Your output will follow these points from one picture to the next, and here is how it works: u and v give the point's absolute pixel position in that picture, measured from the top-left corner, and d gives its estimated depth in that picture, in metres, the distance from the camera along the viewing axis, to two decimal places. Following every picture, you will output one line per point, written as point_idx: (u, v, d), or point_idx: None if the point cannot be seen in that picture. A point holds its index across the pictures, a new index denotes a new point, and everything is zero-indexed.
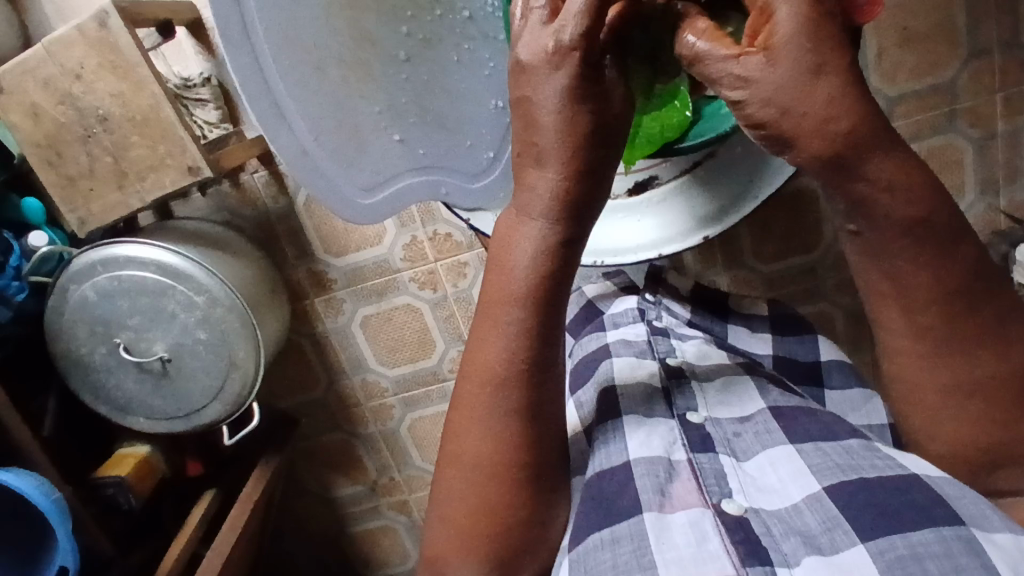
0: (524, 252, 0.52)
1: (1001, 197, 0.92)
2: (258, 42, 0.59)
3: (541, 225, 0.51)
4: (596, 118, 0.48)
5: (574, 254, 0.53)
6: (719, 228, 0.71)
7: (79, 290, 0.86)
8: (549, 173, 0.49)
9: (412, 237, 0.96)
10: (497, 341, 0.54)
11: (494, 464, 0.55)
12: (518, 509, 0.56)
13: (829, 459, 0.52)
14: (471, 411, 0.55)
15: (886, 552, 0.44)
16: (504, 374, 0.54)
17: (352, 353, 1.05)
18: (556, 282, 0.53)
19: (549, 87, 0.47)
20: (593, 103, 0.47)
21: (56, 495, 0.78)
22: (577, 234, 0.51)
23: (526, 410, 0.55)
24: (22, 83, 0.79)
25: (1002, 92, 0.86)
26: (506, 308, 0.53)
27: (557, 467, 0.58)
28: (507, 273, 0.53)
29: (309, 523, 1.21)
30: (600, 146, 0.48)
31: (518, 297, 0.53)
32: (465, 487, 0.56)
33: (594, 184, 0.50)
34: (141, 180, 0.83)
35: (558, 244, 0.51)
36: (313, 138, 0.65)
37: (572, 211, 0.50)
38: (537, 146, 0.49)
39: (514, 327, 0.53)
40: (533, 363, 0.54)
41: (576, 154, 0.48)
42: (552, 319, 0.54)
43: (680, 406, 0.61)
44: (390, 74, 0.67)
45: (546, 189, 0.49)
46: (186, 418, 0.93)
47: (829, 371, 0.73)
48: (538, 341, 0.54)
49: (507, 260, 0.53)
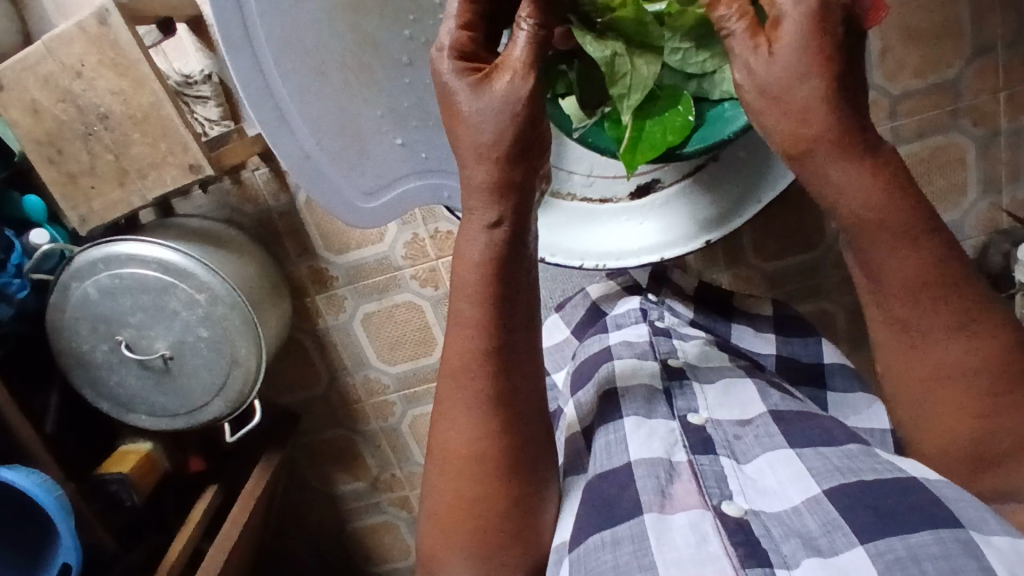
0: (471, 245, 0.54)
1: (1003, 196, 0.92)
2: (259, 48, 0.62)
3: (482, 217, 0.54)
4: (482, 101, 0.51)
5: (515, 236, 0.54)
6: (720, 232, 0.71)
7: (81, 287, 0.86)
8: (479, 169, 0.53)
9: (413, 235, 0.96)
10: (455, 333, 0.55)
11: (466, 457, 0.55)
12: (498, 501, 0.55)
13: (829, 462, 0.52)
14: (446, 406, 0.56)
15: (886, 553, 0.44)
16: (467, 363, 0.55)
17: (353, 350, 1.05)
18: (501, 266, 0.54)
19: (455, 87, 0.52)
20: (481, 88, 0.51)
21: (59, 493, 0.79)
22: (515, 213, 0.54)
23: (488, 399, 0.55)
24: (22, 80, 0.79)
25: (1006, 91, 0.86)
26: (459, 300, 0.55)
27: (541, 461, 0.57)
28: (461, 268, 0.55)
29: (310, 518, 1.22)
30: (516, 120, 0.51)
31: (466, 285, 0.55)
32: (444, 481, 0.56)
33: (519, 164, 0.53)
34: (142, 179, 0.83)
35: (500, 232, 0.54)
36: (314, 142, 0.67)
37: (500, 193, 0.53)
38: (462, 137, 0.53)
39: (474, 318, 0.54)
40: (495, 351, 0.55)
41: (489, 141, 0.52)
42: (509, 305, 0.55)
43: (681, 406, 0.62)
44: (392, 79, 0.66)
45: (471, 178, 0.53)
46: (187, 416, 0.93)
47: (832, 375, 0.73)
48: (494, 329, 0.54)
49: (460, 255, 0.55)
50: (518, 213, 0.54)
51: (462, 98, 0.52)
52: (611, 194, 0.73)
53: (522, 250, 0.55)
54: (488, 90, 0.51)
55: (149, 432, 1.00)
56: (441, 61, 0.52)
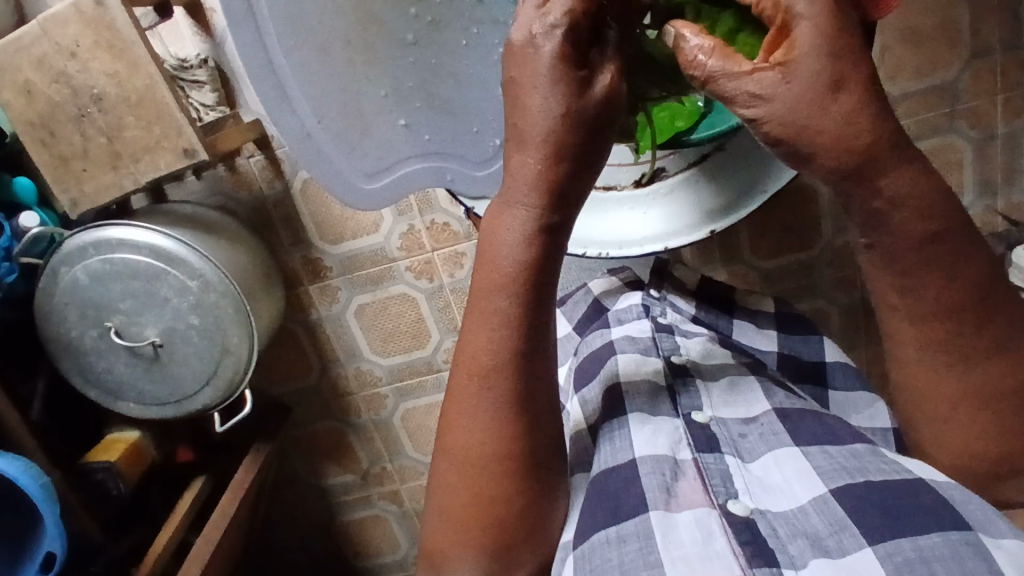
0: (510, 242, 0.51)
1: (999, 198, 0.92)
2: (262, 23, 0.61)
3: (526, 213, 0.50)
4: (573, 102, 0.46)
5: (557, 239, 0.52)
6: (725, 222, 0.70)
7: (70, 271, 0.85)
8: (533, 163, 0.48)
9: (409, 226, 0.95)
10: (483, 331, 0.54)
11: (486, 456, 0.55)
12: (513, 499, 0.55)
13: (835, 461, 0.52)
14: (463, 402, 0.55)
15: (894, 554, 0.44)
16: (493, 362, 0.53)
17: (346, 341, 1.04)
18: (540, 268, 0.52)
19: (546, 78, 0.46)
20: (586, 93, 0.47)
21: (46, 480, 0.77)
22: (563, 216, 0.51)
23: (512, 399, 0.54)
24: (15, 60, 0.78)
25: (1004, 93, 0.86)
26: (492, 298, 0.53)
27: (552, 456, 0.57)
28: (493, 263, 0.52)
29: (299, 511, 1.21)
30: (591, 125, 0.47)
31: (503, 286, 0.52)
32: (458, 479, 0.56)
33: (578, 166, 0.49)
34: (136, 163, 0.82)
35: (543, 232, 0.51)
36: (315, 120, 0.66)
37: (553, 196, 0.49)
38: (521, 129, 0.48)
39: (502, 316, 0.53)
40: (522, 350, 0.54)
41: (555, 141, 0.47)
42: (537, 302, 0.53)
43: (685, 403, 0.61)
44: (395, 58, 0.66)
45: (525, 177, 0.49)
46: (177, 405, 0.91)
47: (832, 374, 0.73)
48: (523, 330, 0.53)
49: (493, 250, 0.52)
50: (565, 216, 0.51)
51: (558, 93, 0.46)
52: (615, 181, 0.73)
53: (561, 249, 0.52)
54: (592, 95, 0.47)
55: (137, 422, 0.99)
56: (550, 41, 0.46)
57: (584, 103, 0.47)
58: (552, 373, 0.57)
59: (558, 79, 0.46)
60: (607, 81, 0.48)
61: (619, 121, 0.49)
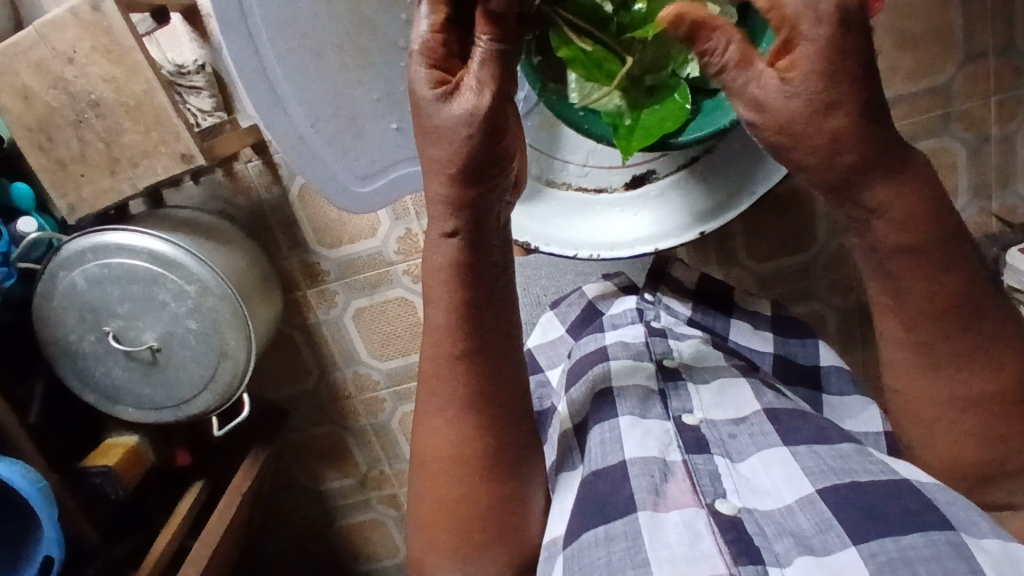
0: (437, 254, 0.52)
1: (993, 201, 0.93)
2: (256, 27, 0.63)
3: (442, 226, 0.51)
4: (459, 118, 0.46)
5: (476, 245, 0.52)
6: (714, 223, 0.70)
7: (68, 277, 0.85)
8: (438, 181, 0.49)
9: (406, 230, 0.95)
10: (429, 340, 0.55)
11: (445, 460, 0.56)
12: (480, 498, 0.56)
13: (822, 462, 0.53)
14: (425, 409, 0.57)
15: (878, 554, 0.44)
16: (443, 369, 0.55)
17: (344, 345, 1.04)
18: (468, 274, 0.52)
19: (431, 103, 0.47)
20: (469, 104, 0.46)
21: (43, 484, 0.77)
22: (473, 224, 0.51)
23: (466, 402, 0.55)
24: (14, 65, 0.78)
25: (997, 96, 0.87)
26: (430, 307, 0.54)
27: (519, 458, 0.57)
28: (429, 275, 0.53)
29: (298, 515, 1.21)
30: (475, 142, 0.47)
31: (440, 297, 0.53)
32: (428, 484, 0.57)
33: (473, 177, 0.48)
34: (133, 167, 0.82)
35: (461, 241, 0.51)
36: (309, 125, 0.68)
37: (456, 207, 0.50)
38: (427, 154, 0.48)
39: (445, 324, 0.54)
40: (469, 355, 0.55)
41: (453, 157, 0.47)
42: (476, 309, 0.54)
43: (676, 406, 0.61)
44: (389, 62, 0.66)
45: (433, 193, 0.50)
46: (174, 409, 0.92)
47: (827, 377, 0.73)
48: (467, 336, 0.54)
49: (429, 265, 0.53)
50: (477, 224, 0.51)
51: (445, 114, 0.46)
52: (607, 184, 0.74)
53: (487, 253, 0.53)
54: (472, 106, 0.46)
55: (135, 426, 0.99)
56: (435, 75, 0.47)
57: (454, 121, 0.46)
58: (510, 377, 0.57)
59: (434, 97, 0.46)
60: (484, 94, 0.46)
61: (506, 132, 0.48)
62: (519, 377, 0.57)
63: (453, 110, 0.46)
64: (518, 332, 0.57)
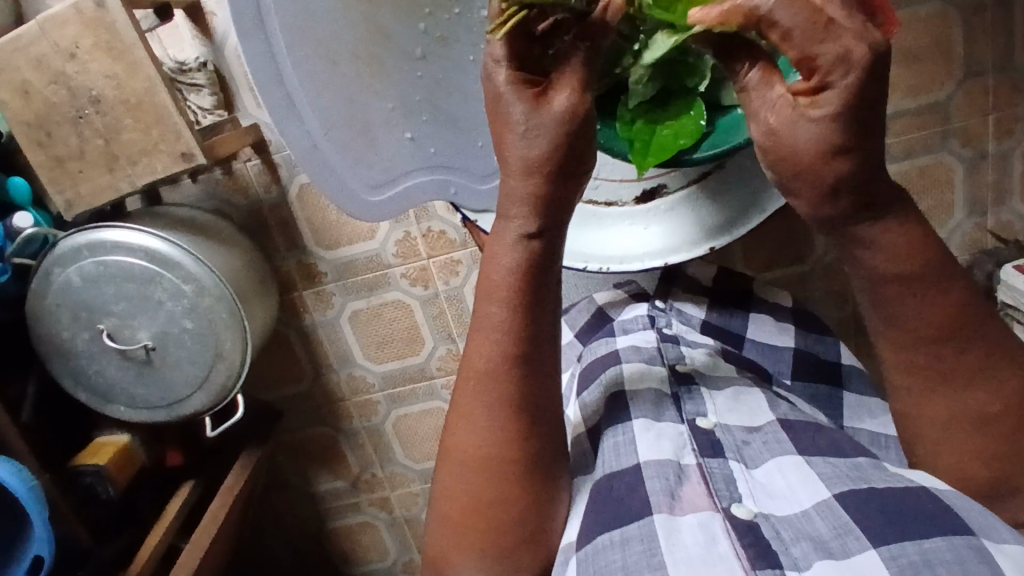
0: (504, 249, 0.55)
1: (988, 217, 0.94)
2: (272, 34, 0.63)
3: (518, 223, 0.54)
4: (531, 116, 0.50)
5: (549, 248, 0.55)
6: (726, 240, 0.72)
7: (64, 273, 0.84)
8: (523, 184, 0.53)
9: (405, 233, 0.95)
10: (480, 338, 0.56)
11: (481, 461, 0.56)
12: (512, 503, 0.56)
13: (838, 470, 0.53)
14: (462, 407, 0.57)
15: (899, 557, 0.44)
16: (488, 366, 0.56)
17: (339, 347, 1.04)
18: (534, 272, 0.55)
19: (508, 99, 0.50)
20: (545, 106, 0.50)
21: (35, 483, 0.77)
22: (552, 224, 0.55)
23: (512, 403, 0.56)
24: (14, 60, 0.77)
25: (994, 114, 0.87)
26: (487, 303, 0.56)
27: (553, 459, 0.58)
28: (491, 270, 0.56)
29: (288, 516, 1.20)
30: (563, 139, 0.51)
31: (499, 294, 0.55)
32: (457, 485, 0.57)
33: (559, 180, 0.53)
34: (132, 165, 0.81)
35: (530, 239, 0.55)
36: (323, 134, 0.68)
37: (543, 208, 0.54)
38: (505, 154, 0.53)
39: (500, 321, 0.55)
40: (521, 354, 0.56)
41: (540, 151, 0.51)
42: (535, 306, 0.56)
43: (689, 410, 0.62)
44: (404, 71, 0.67)
45: (514, 192, 0.54)
46: (168, 409, 0.91)
47: (848, 376, 0.75)
48: (520, 334, 0.56)
49: (494, 259, 0.56)
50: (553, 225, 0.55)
51: (515, 113, 0.51)
52: (616, 198, 0.74)
53: (553, 253, 0.56)
54: (559, 108, 0.50)
55: (128, 425, 0.98)
56: (498, 71, 0.51)
57: (549, 119, 0.50)
58: (551, 380, 0.58)
59: (525, 106, 0.50)
60: (569, 95, 0.51)
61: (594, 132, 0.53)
62: (556, 381, 0.59)
63: (550, 109, 0.50)
64: (557, 334, 0.58)
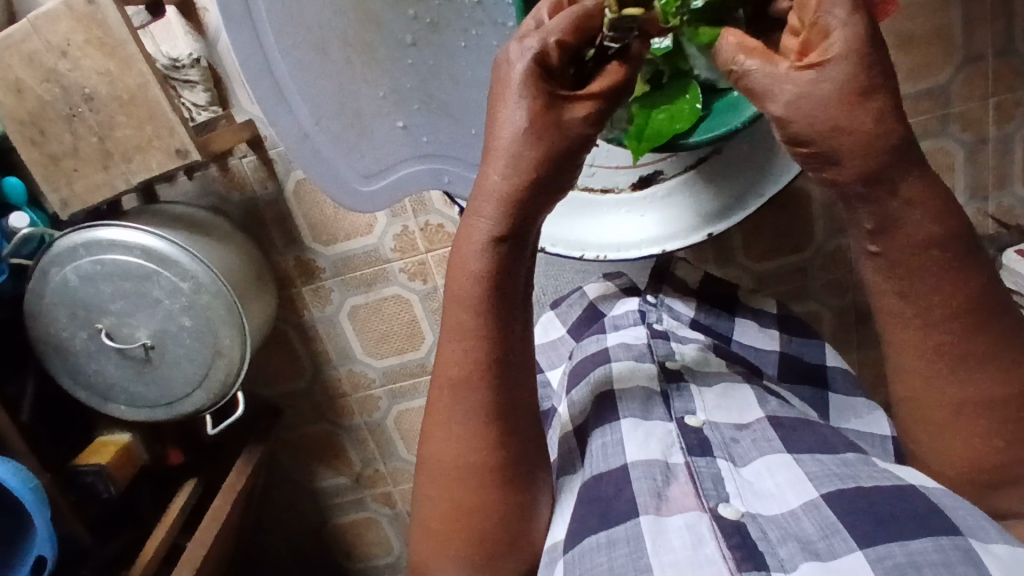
0: (471, 252, 0.52)
1: (990, 201, 0.93)
2: (259, 20, 0.62)
3: (487, 225, 0.51)
4: (533, 117, 0.47)
5: (518, 253, 0.52)
6: (723, 224, 0.71)
7: (60, 272, 0.84)
8: (496, 176, 0.49)
9: (403, 227, 0.94)
10: (451, 345, 0.55)
11: (461, 468, 0.56)
12: (491, 512, 0.56)
13: (826, 468, 0.53)
14: (438, 413, 0.56)
15: (885, 559, 0.44)
16: (462, 374, 0.55)
17: (338, 342, 1.03)
18: (502, 280, 0.53)
19: (516, 91, 0.47)
20: (554, 112, 0.48)
21: (35, 482, 0.76)
22: (523, 230, 0.51)
23: (485, 412, 0.55)
24: (7, 58, 0.77)
25: (994, 98, 0.87)
26: (459, 311, 0.54)
27: (531, 466, 0.58)
28: (458, 274, 0.53)
29: (290, 513, 1.20)
30: (558, 156, 0.49)
31: (467, 300, 0.53)
32: (438, 491, 0.57)
33: (541, 187, 0.50)
34: (126, 162, 0.81)
35: (500, 244, 0.51)
36: (313, 121, 0.67)
37: (513, 210, 0.50)
38: (490, 145, 0.49)
39: (469, 328, 0.54)
40: (492, 362, 0.54)
41: (527, 154, 0.48)
42: (505, 313, 0.54)
43: (678, 408, 0.61)
44: (395, 58, 0.67)
45: (489, 188, 0.50)
46: (167, 407, 0.91)
47: (833, 377, 0.73)
48: (490, 340, 0.54)
49: (462, 261, 0.53)
50: (523, 232, 0.52)
51: (516, 110, 0.47)
52: (612, 184, 0.73)
53: (520, 260, 0.53)
54: (564, 120, 0.48)
55: (128, 423, 0.98)
56: (520, 59, 0.48)
57: (556, 126, 0.48)
58: (522, 386, 0.57)
59: (530, 111, 0.47)
60: (583, 111, 0.48)
61: (580, 157, 0.50)
62: (530, 385, 0.57)
63: (565, 115, 0.48)
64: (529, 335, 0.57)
